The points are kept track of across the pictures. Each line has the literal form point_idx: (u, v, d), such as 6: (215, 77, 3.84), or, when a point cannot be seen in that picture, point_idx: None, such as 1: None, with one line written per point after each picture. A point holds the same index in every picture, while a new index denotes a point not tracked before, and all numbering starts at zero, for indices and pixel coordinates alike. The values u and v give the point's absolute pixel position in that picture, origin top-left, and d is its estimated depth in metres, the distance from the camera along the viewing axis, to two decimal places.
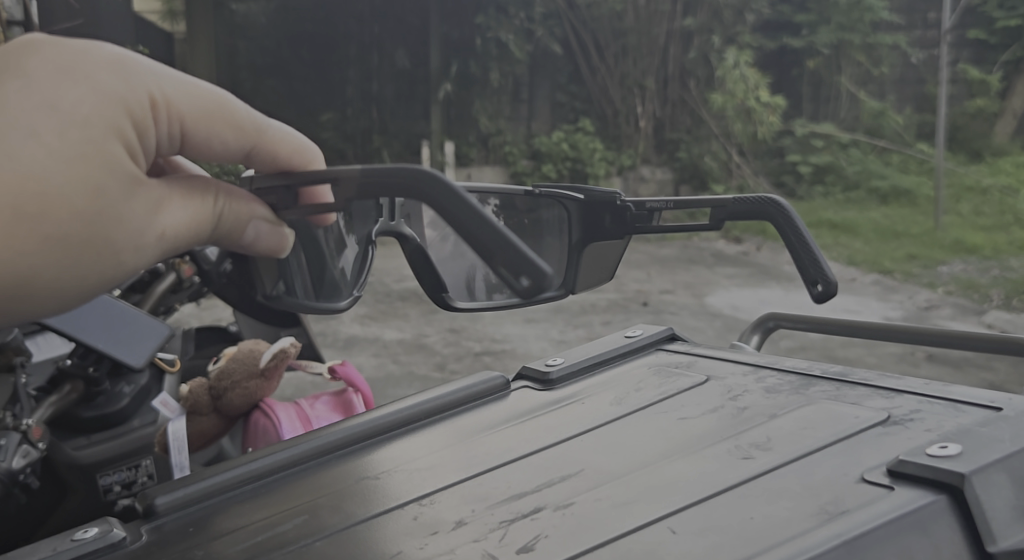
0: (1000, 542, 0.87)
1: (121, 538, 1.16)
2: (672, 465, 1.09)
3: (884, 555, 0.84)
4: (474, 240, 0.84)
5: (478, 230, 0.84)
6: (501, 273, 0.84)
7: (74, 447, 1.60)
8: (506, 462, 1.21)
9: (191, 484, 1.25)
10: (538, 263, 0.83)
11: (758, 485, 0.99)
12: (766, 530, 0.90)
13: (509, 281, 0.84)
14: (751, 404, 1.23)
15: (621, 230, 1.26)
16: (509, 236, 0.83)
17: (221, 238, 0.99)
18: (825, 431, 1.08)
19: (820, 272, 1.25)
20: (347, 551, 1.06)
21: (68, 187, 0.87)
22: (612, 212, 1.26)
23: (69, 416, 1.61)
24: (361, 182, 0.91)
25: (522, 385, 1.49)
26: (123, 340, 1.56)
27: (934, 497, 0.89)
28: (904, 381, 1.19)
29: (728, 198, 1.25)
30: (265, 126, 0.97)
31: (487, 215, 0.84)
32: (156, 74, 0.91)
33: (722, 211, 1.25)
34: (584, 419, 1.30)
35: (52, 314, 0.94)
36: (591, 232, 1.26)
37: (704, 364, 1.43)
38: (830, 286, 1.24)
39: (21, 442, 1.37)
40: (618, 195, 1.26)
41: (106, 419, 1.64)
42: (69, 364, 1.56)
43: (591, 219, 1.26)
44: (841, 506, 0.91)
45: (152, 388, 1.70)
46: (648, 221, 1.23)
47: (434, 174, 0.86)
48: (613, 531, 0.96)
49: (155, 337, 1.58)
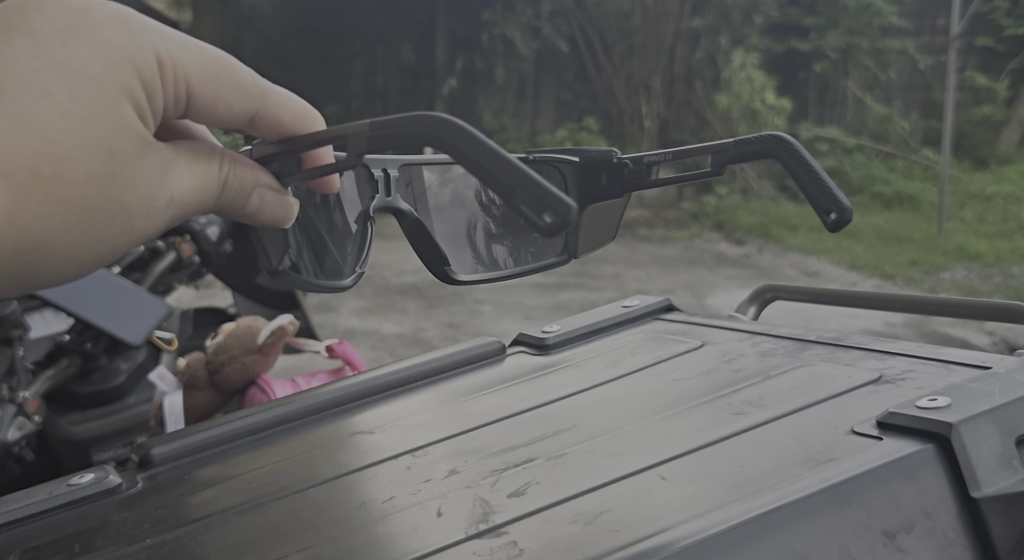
0: (986, 488, 0.87)
1: (117, 485, 1.15)
2: (666, 422, 1.09)
3: (872, 501, 0.85)
4: (494, 178, 0.85)
5: (497, 170, 0.84)
6: (524, 212, 0.84)
7: (70, 422, 1.63)
8: (499, 419, 1.21)
9: (186, 437, 1.26)
10: (562, 198, 0.82)
11: (749, 437, 1.00)
12: (751, 476, 0.91)
13: (531, 221, 0.83)
14: (744, 366, 1.24)
15: (619, 189, 1.15)
16: (528, 173, 0.84)
17: (226, 207, 0.97)
18: (816, 389, 1.09)
19: (833, 200, 1.20)
20: (338, 496, 1.06)
21: (84, 149, 0.87)
22: (608, 170, 1.15)
23: (64, 392, 1.63)
24: (369, 140, 0.89)
25: (518, 349, 1.49)
26: (121, 317, 1.59)
27: (921, 445, 0.89)
28: (899, 344, 1.20)
29: (731, 141, 1.19)
30: (269, 91, 0.95)
31: (505, 155, 0.85)
32: (163, 35, 0.90)
33: (723, 156, 1.19)
34: (577, 382, 1.31)
35: (68, 278, 0.94)
36: (588, 194, 1.15)
37: (699, 330, 1.44)
38: (844, 213, 1.19)
39: (17, 415, 1.40)
40: (614, 151, 1.15)
41: (105, 394, 1.65)
42: (67, 339, 1.61)
43: (586, 179, 1.15)
44: (830, 454, 0.92)
45: (150, 362, 1.71)
46: (646, 176, 1.14)
47: (450, 121, 0.86)
48: (603, 478, 0.97)
49: (153, 316, 1.60)
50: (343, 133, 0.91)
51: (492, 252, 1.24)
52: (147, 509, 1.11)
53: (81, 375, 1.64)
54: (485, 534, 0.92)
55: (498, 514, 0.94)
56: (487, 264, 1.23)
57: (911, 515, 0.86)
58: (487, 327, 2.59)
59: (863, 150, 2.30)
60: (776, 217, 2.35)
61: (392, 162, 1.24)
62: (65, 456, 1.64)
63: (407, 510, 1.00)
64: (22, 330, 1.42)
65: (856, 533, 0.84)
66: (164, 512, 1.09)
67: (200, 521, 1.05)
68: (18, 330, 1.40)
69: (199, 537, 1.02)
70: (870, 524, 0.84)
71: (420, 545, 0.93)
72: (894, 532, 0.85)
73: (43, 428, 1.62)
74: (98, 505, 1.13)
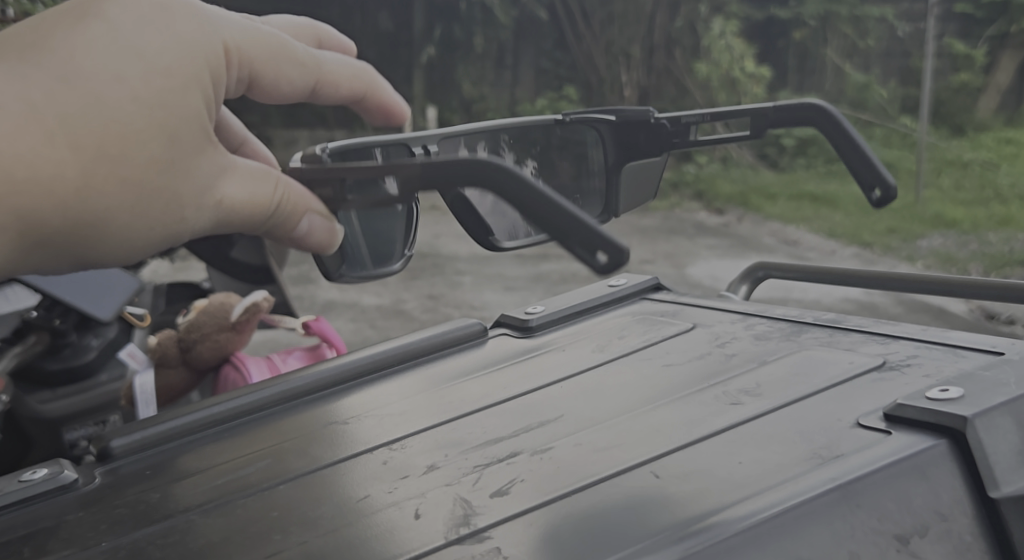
0: (1004, 488, 0.81)
1: (72, 481, 1.08)
2: (663, 411, 1.03)
3: (881, 502, 0.79)
4: (551, 224, 0.78)
5: (546, 209, 0.78)
6: (577, 251, 0.78)
7: (40, 401, 1.56)
8: (482, 408, 1.15)
9: (150, 427, 1.19)
10: (617, 240, 0.77)
11: (747, 430, 0.94)
12: (755, 473, 0.85)
13: (586, 259, 0.78)
14: (739, 350, 1.17)
15: (657, 147, 1.18)
16: (580, 218, 0.78)
17: (276, 231, 0.87)
18: (820, 376, 1.03)
19: (878, 176, 1.22)
20: (312, 495, 0.99)
21: (145, 131, 0.79)
22: (646, 131, 1.19)
23: (32, 370, 1.56)
24: (411, 181, 0.82)
25: (500, 332, 1.43)
26: (93, 293, 1.59)
27: (933, 441, 0.83)
28: (901, 327, 1.14)
29: (769, 106, 1.21)
30: (320, 62, 0.88)
31: (553, 195, 0.78)
32: (232, 22, 0.83)
33: (762, 120, 1.21)
34: (564, 367, 1.24)
35: (114, 265, 0.84)
36: (629, 154, 1.19)
37: (687, 311, 1.38)
38: (891, 189, 1.21)
39: None
40: (652, 111, 1.19)
41: (73, 371, 1.59)
42: (33, 316, 1.53)
43: (624, 138, 1.19)
44: (835, 450, 0.85)
45: (121, 338, 1.66)
46: (685, 136, 1.17)
47: (503, 164, 0.79)
48: (594, 476, 0.91)
49: (126, 291, 1.63)
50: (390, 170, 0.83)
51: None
52: (104, 507, 1.04)
53: (50, 351, 1.57)
54: (467, 539, 0.85)
55: (482, 518, 0.88)
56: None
57: (923, 516, 0.79)
58: (466, 300, 2.53)
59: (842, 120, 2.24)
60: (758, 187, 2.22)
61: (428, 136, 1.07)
62: (34, 436, 1.57)
63: (384, 512, 0.93)
64: None
65: (866, 538, 0.78)
66: (124, 511, 1.02)
67: (163, 522, 0.99)
68: None
69: (161, 540, 0.95)
70: (881, 528, 0.78)
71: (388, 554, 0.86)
72: (905, 537, 0.78)
73: (10, 407, 1.55)
74: (50, 503, 1.06)
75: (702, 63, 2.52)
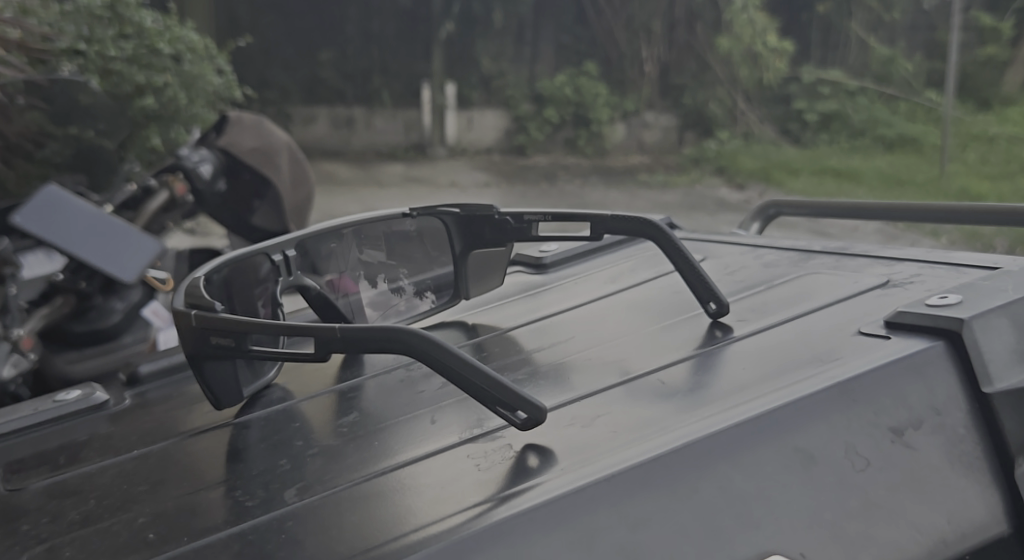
0: (998, 384, 0.81)
1: (104, 401, 1.13)
2: (669, 331, 1.06)
3: (878, 396, 0.80)
4: (470, 387, 0.85)
5: (470, 379, 0.85)
6: (496, 409, 0.86)
7: (66, 360, 1.76)
8: (494, 333, 1.18)
9: (176, 354, 1.23)
10: (536, 400, 0.84)
11: (750, 343, 0.97)
12: (755, 378, 0.88)
13: (505, 417, 0.86)
14: (747, 277, 1.20)
15: (502, 240, 1.24)
16: (503, 382, 0.85)
17: None
18: (825, 295, 1.06)
19: (711, 290, 1.06)
20: (330, 411, 1.02)
21: None
22: (490, 225, 1.24)
23: (61, 331, 1.77)
24: (332, 344, 0.88)
25: (516, 269, 1.46)
26: (116, 254, 1.56)
27: (931, 342, 0.83)
28: (907, 251, 1.16)
29: (606, 212, 1.19)
30: None
31: (480, 366, 0.85)
32: None
33: (600, 225, 1.19)
34: (575, 298, 1.27)
35: None
36: (471, 241, 1.25)
37: (696, 246, 1.40)
38: (723, 305, 1.05)
39: (11, 352, 1.49)
40: (494, 208, 1.24)
41: (98, 333, 1.80)
42: (60, 279, 1.71)
43: (471, 230, 1.25)
44: (836, 355, 0.88)
45: (143, 300, 1.86)
46: (528, 232, 1.23)
47: (432, 343, 0.85)
48: (600, 385, 0.94)
49: (148, 253, 1.58)
50: (313, 333, 0.89)
51: (419, 299, 1.24)
52: (134, 424, 1.07)
53: (76, 314, 1.79)
54: (478, 439, 0.88)
55: (493, 424, 0.91)
56: (410, 314, 1.23)
57: (919, 412, 0.80)
58: None
59: (862, 94, 2.33)
60: (778, 161, 2.26)
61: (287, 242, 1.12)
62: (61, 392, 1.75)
63: (395, 426, 0.95)
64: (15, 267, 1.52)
65: (863, 431, 0.78)
66: (150, 427, 1.06)
67: (186, 435, 1.02)
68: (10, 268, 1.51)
69: (185, 450, 0.98)
70: (877, 421, 0.79)
71: (396, 454, 0.88)
72: (901, 430, 0.79)
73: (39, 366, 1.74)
74: (84, 420, 1.10)
75: (723, 39, 2.62)
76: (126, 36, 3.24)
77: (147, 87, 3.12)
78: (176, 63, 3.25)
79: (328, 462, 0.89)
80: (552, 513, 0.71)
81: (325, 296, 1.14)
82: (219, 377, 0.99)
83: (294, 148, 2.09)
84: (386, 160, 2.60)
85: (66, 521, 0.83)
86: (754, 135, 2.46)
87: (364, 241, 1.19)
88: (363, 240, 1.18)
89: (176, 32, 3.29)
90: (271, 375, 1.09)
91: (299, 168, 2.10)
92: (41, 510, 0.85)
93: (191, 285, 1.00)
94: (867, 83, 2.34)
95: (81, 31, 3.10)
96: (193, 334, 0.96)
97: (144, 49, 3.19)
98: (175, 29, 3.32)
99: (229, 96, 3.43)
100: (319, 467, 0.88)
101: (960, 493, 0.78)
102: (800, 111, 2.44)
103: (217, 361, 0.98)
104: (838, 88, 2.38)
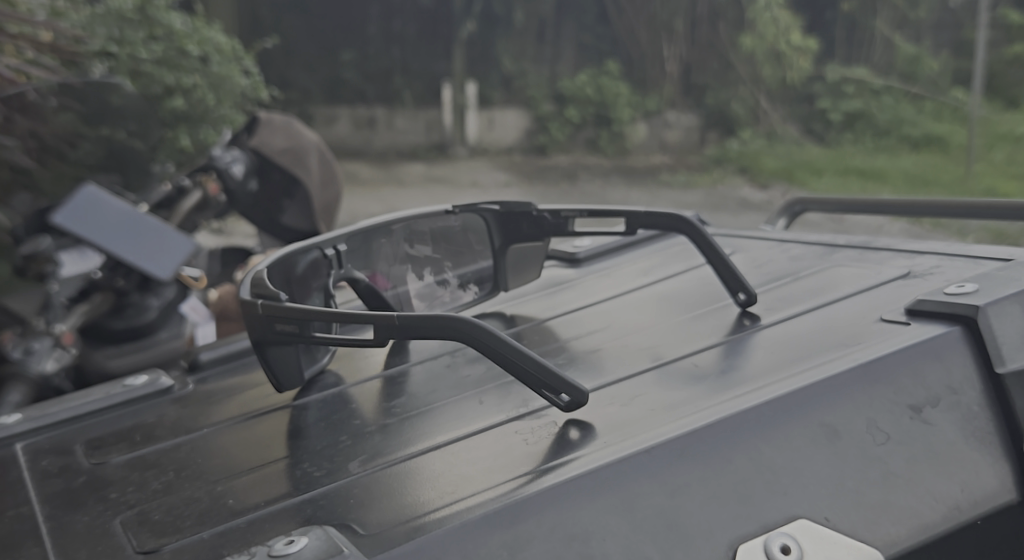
0: (1010, 364, 0.87)
1: (169, 386, 1.20)
2: (699, 320, 1.13)
3: (897, 377, 0.86)
4: (518, 371, 0.92)
5: (520, 363, 0.91)
6: (542, 391, 0.92)
7: (104, 356, 1.84)
8: (532, 323, 1.25)
9: (234, 342, 1.31)
10: (577, 383, 0.91)
11: (778, 329, 1.03)
12: (784, 360, 0.94)
13: (550, 398, 0.92)
14: (774, 270, 1.26)
15: (541, 235, 1.31)
16: (549, 366, 0.91)
17: None
18: (849, 286, 1.12)
19: (739, 281, 1.13)
20: (382, 392, 1.09)
21: None
22: (528, 221, 1.31)
23: (101, 327, 1.84)
24: (387, 330, 0.93)
25: (551, 264, 1.52)
26: (151, 252, 1.71)
27: (949, 328, 0.89)
28: (927, 244, 1.22)
29: (640, 209, 1.25)
30: None
31: (528, 351, 0.91)
32: None
33: (634, 221, 1.25)
34: (609, 290, 1.34)
35: None
36: (510, 237, 1.32)
37: (724, 240, 1.46)
38: (752, 295, 1.12)
39: (54, 348, 1.62)
40: (533, 205, 1.31)
41: (135, 329, 1.86)
42: (99, 277, 1.79)
43: (509, 226, 1.32)
44: (858, 340, 0.94)
45: (177, 298, 1.92)
46: (565, 228, 1.30)
47: (483, 334, 0.91)
48: (638, 369, 1.01)
49: (181, 252, 1.73)
50: (371, 321, 0.94)
51: (462, 291, 1.30)
52: (199, 407, 1.15)
53: (114, 311, 1.85)
54: (524, 416, 0.95)
55: (537, 404, 0.98)
56: (455, 305, 1.29)
57: (936, 391, 0.86)
58: None
59: (889, 93, 2.23)
60: (801, 160, 2.23)
61: (339, 237, 1.17)
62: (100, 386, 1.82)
63: (445, 405, 1.02)
64: (53, 265, 1.67)
65: (883, 407, 0.85)
66: (213, 408, 1.13)
67: (247, 416, 1.09)
68: (48, 266, 1.66)
69: (246, 428, 1.05)
70: (897, 400, 0.85)
71: (446, 431, 0.95)
72: (919, 407, 0.85)
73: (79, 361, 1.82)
74: (152, 403, 1.17)
75: (745, 37, 2.60)
76: (155, 38, 3.56)
77: (177, 89, 3.24)
78: (203, 64, 3.48)
79: (384, 438, 0.95)
80: (599, 480, 0.77)
81: (373, 289, 1.19)
82: (281, 359, 1.07)
83: (323, 149, 2.20)
84: (410, 159, 2.67)
85: (149, 491, 0.90)
86: (776, 135, 2.42)
87: (410, 237, 1.25)
88: (409, 235, 1.24)
89: (203, 35, 3.59)
90: (325, 360, 1.16)
91: (329, 168, 2.21)
92: (125, 481, 0.93)
93: (255, 277, 1.07)
94: (892, 81, 2.25)
95: (110, 34, 3.35)
96: (259, 321, 1.03)
97: (173, 52, 3.48)
98: (202, 32, 3.62)
99: (255, 98, 3.52)
100: (376, 442, 0.95)
101: (974, 465, 0.84)
102: (825, 110, 2.36)
103: (279, 346, 1.06)
104: (863, 86, 2.28)
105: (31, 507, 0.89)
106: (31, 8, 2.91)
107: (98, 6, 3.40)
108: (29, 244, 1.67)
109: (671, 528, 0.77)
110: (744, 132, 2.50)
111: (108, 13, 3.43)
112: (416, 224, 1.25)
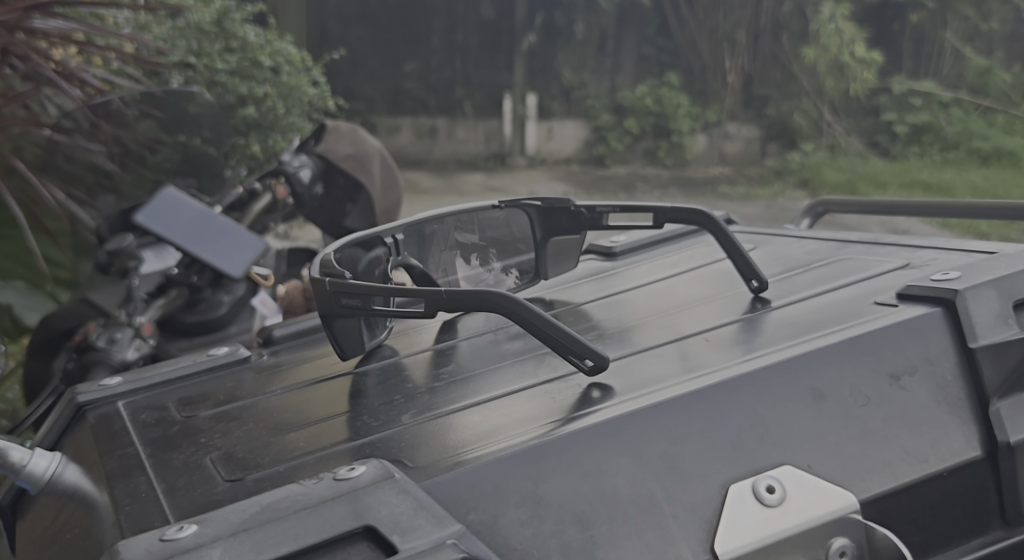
0: (982, 339, 0.99)
1: (247, 355, 1.36)
2: (716, 304, 1.26)
3: (881, 348, 0.99)
4: (549, 339, 1.06)
5: (551, 333, 1.05)
6: (568, 357, 1.06)
7: (179, 347, 1.99)
8: (569, 306, 1.39)
9: (303, 321, 1.46)
10: (599, 349, 1.04)
11: (784, 310, 1.16)
12: (785, 335, 1.07)
13: (575, 363, 1.06)
14: (790, 262, 1.39)
15: (578, 227, 1.46)
16: (575, 335, 1.05)
17: None
18: (855, 275, 1.24)
19: (753, 269, 1.25)
20: (433, 361, 1.24)
21: None
22: (567, 215, 1.45)
23: (176, 320, 1.99)
24: (437, 304, 1.08)
25: (589, 257, 1.65)
26: (226, 251, 1.86)
27: (930, 309, 1.01)
28: (928, 241, 1.33)
29: (666, 204, 1.38)
30: None
31: (559, 322, 1.05)
32: None
33: (661, 216, 1.39)
34: (639, 279, 1.47)
35: None
36: (551, 231, 1.46)
37: (753, 237, 1.58)
38: (764, 282, 1.24)
39: (134, 338, 1.73)
40: (570, 200, 1.44)
41: (208, 323, 2.01)
42: (175, 273, 1.92)
43: (550, 220, 1.46)
44: (852, 318, 1.07)
45: (249, 294, 2.06)
46: (599, 222, 1.44)
47: (521, 306, 1.05)
48: (658, 342, 1.14)
49: (252, 249, 1.88)
50: (422, 296, 1.09)
51: (505, 275, 1.45)
52: (271, 374, 1.30)
53: (189, 306, 2.00)
54: (556, 380, 1.09)
55: (566, 370, 1.11)
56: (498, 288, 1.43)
57: (914, 362, 0.99)
58: None
59: (956, 106, 2.28)
60: (865, 175, 2.22)
61: (398, 227, 1.32)
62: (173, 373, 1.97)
63: (488, 372, 1.16)
64: (135, 261, 1.85)
65: (866, 374, 0.97)
66: (286, 373, 1.30)
67: (314, 381, 1.23)
68: (133, 263, 1.84)
69: (316, 390, 1.20)
70: (879, 367, 0.98)
71: (487, 391, 1.09)
72: (899, 375, 0.98)
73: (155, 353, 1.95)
74: (232, 369, 1.33)
75: (809, 50, 2.66)
76: (230, 50, 3.71)
77: (249, 98, 3.55)
78: (275, 74, 3.68)
79: (433, 397, 1.10)
80: (612, 429, 0.91)
81: (427, 274, 1.35)
82: (345, 331, 1.22)
83: (385, 155, 2.34)
84: (468, 169, 2.69)
85: (232, 436, 1.07)
86: (840, 147, 2.42)
87: (462, 225, 1.38)
88: (460, 224, 1.38)
89: (276, 45, 3.72)
90: (383, 335, 1.30)
91: (389, 171, 2.37)
92: (211, 429, 1.10)
93: (324, 260, 1.22)
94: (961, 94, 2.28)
95: (190, 46, 3.61)
96: (327, 297, 1.19)
97: (247, 63, 3.63)
98: (275, 43, 3.73)
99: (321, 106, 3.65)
100: (426, 401, 1.09)
101: (944, 426, 0.96)
102: (889, 123, 2.39)
103: (343, 318, 1.21)
104: (930, 99, 2.32)
105: (136, 448, 1.08)
106: (115, 20, 3.08)
107: (178, 20, 3.65)
108: (113, 241, 1.85)
109: (672, 470, 0.90)
110: (806, 145, 2.46)
111: (187, 25, 3.65)
112: (465, 215, 1.38)
